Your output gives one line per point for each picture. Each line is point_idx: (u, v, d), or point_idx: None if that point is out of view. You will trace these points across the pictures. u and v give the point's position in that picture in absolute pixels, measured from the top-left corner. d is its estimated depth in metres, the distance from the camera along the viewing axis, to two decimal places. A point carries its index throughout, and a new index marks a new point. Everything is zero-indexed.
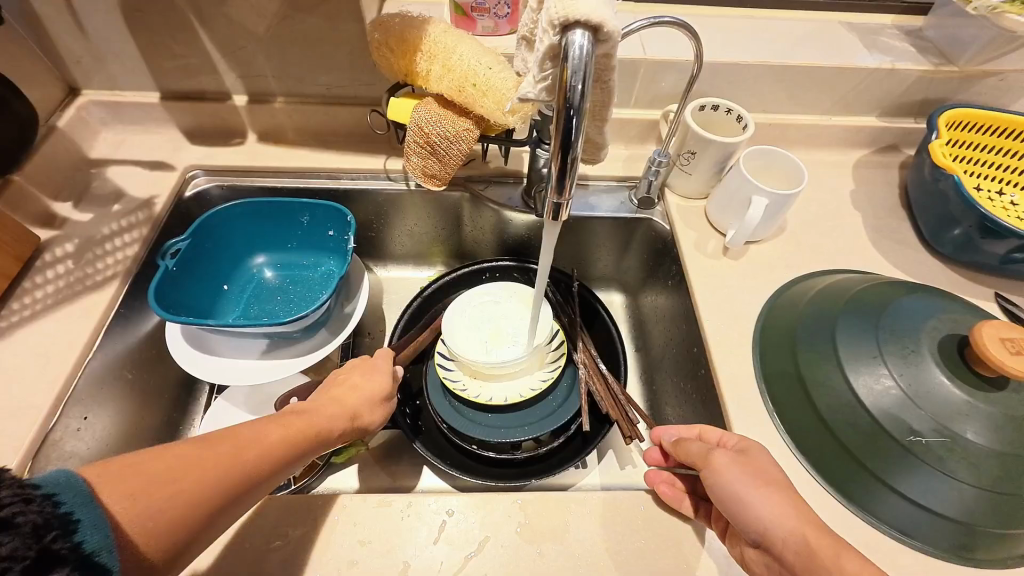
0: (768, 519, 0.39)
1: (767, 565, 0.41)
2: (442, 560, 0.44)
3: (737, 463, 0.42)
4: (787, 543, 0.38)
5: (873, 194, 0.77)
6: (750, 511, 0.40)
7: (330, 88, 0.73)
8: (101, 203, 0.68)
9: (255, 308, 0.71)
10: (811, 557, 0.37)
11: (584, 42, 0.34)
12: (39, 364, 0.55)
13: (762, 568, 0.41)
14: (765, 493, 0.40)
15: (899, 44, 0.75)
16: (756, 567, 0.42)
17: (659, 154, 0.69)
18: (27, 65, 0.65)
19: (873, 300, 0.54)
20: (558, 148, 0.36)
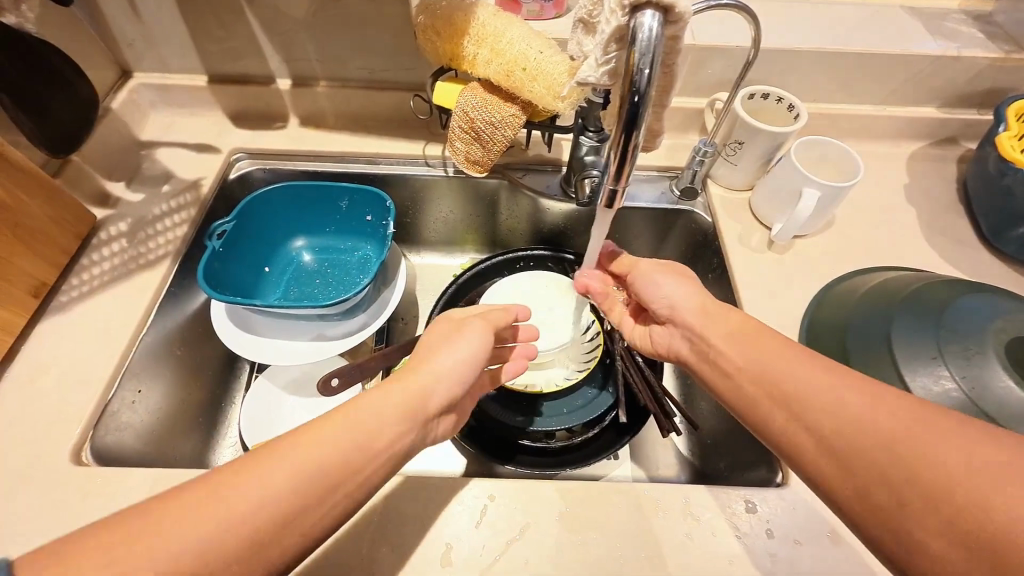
0: (679, 294, 0.50)
1: (667, 334, 0.52)
2: (485, 544, 0.45)
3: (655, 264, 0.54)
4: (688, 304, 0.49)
5: (929, 190, 0.74)
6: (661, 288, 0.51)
7: (372, 72, 0.73)
8: (151, 184, 0.70)
9: (295, 290, 0.73)
10: (705, 312, 0.47)
11: (653, 23, 0.32)
12: (98, 338, 0.57)
13: (664, 337, 0.52)
14: (676, 283, 0.51)
15: (966, 29, 0.71)
16: (659, 338, 0.53)
17: (704, 144, 0.67)
18: (85, 47, 0.67)
19: (931, 298, 0.52)
20: (620, 133, 0.36)
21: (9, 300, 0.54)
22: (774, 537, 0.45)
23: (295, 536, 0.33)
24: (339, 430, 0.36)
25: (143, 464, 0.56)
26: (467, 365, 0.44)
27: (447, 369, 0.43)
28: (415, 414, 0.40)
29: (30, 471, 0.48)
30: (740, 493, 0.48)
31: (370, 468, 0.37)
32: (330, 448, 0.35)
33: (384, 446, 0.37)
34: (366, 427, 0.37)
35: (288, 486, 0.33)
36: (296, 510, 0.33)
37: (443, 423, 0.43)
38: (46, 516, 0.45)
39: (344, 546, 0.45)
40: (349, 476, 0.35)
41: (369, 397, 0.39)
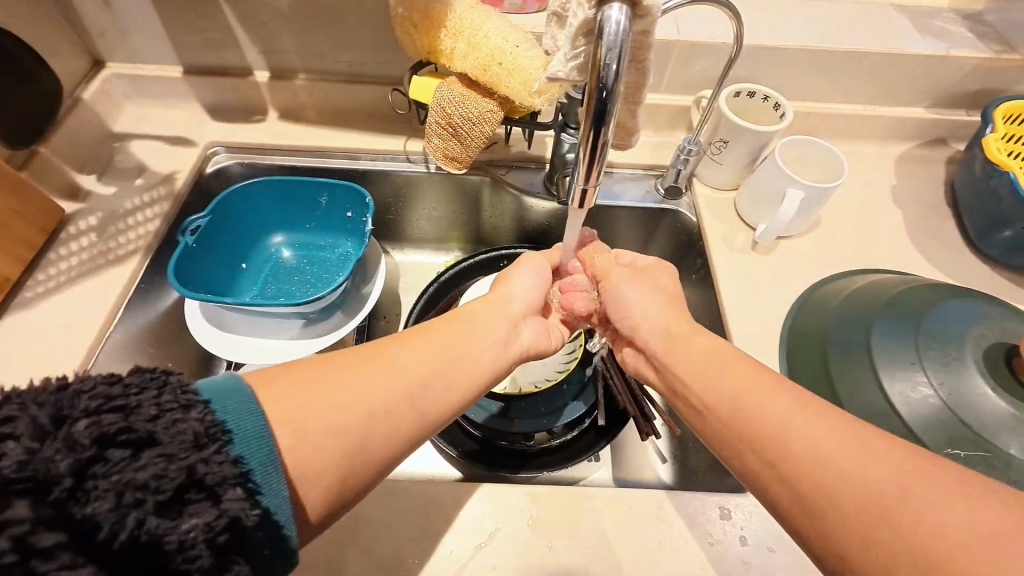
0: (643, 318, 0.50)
1: (635, 359, 0.51)
2: (454, 551, 0.44)
3: (627, 281, 0.53)
4: (652, 331, 0.48)
5: (917, 191, 0.73)
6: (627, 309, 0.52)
7: (352, 65, 0.72)
8: (124, 177, 0.69)
9: (273, 287, 0.72)
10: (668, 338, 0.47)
11: (621, 17, 0.31)
12: (64, 335, 0.56)
13: (631, 362, 0.52)
14: (647, 297, 0.51)
15: (955, 28, 0.70)
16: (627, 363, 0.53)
17: (689, 142, 0.66)
18: (53, 36, 0.65)
19: (912, 303, 0.51)
20: (588, 131, 0.35)
21: None
22: (747, 544, 0.45)
23: (436, 394, 0.40)
24: (452, 325, 0.45)
25: None
26: (537, 285, 0.55)
27: (524, 287, 0.54)
28: (506, 315, 0.50)
29: None
30: (715, 500, 0.47)
31: (483, 352, 0.45)
32: (449, 334, 0.44)
33: (490, 337, 0.46)
34: (474, 323, 0.46)
35: (424, 356, 0.41)
36: (435, 372, 0.40)
37: (530, 332, 0.51)
38: None
39: (311, 552, 0.44)
40: (468, 354, 0.43)
41: (467, 309, 0.49)
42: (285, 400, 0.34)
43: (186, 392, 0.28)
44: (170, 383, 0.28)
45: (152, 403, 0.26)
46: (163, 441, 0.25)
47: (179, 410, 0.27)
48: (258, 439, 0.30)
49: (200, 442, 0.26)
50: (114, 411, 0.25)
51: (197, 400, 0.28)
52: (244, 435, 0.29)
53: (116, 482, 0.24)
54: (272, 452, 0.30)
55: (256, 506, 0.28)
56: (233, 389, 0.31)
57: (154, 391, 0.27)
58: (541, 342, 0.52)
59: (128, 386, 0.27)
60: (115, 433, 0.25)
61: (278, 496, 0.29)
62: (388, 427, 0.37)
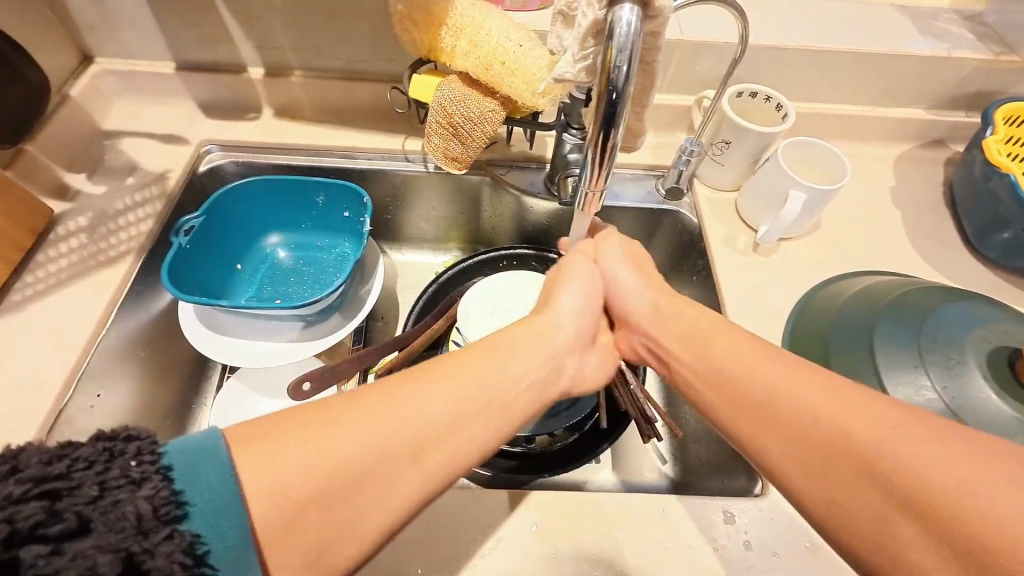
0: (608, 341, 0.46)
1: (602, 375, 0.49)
2: (458, 558, 0.43)
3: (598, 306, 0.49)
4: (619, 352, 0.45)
5: (916, 192, 0.73)
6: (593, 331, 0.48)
7: (350, 62, 0.70)
8: (115, 176, 0.67)
9: (269, 289, 0.70)
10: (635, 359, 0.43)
11: (632, 18, 0.30)
12: (54, 339, 0.54)
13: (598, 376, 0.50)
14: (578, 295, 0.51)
15: (956, 29, 0.70)
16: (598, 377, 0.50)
17: (690, 143, 0.66)
18: (40, 31, 0.63)
19: (914, 306, 0.51)
20: (597, 134, 0.34)
21: None
22: (752, 549, 0.45)
23: (449, 450, 0.36)
24: (482, 361, 0.41)
25: None
26: (584, 306, 0.51)
27: (570, 310, 0.50)
28: (548, 346, 0.45)
29: None
30: (719, 504, 0.47)
31: (511, 394, 0.41)
32: (479, 376, 0.40)
33: (521, 375, 0.42)
34: (510, 352, 0.43)
35: (445, 406, 0.37)
36: (452, 424, 0.36)
37: (575, 362, 0.47)
38: None
39: None
40: (496, 398, 0.39)
41: (506, 335, 0.45)
42: (275, 464, 0.31)
43: (138, 463, 0.28)
44: (121, 455, 0.28)
45: (94, 483, 0.26)
46: (98, 530, 0.25)
47: (125, 488, 0.27)
48: (218, 514, 0.28)
49: (144, 527, 0.26)
50: (49, 494, 0.26)
51: (153, 472, 0.28)
52: (200, 512, 0.28)
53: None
54: (238, 526, 0.28)
55: None
56: (201, 452, 0.29)
57: (100, 467, 0.27)
58: (586, 369, 0.49)
59: (76, 462, 0.27)
60: (50, 517, 0.25)
61: (243, 575, 0.28)
62: (388, 490, 0.33)
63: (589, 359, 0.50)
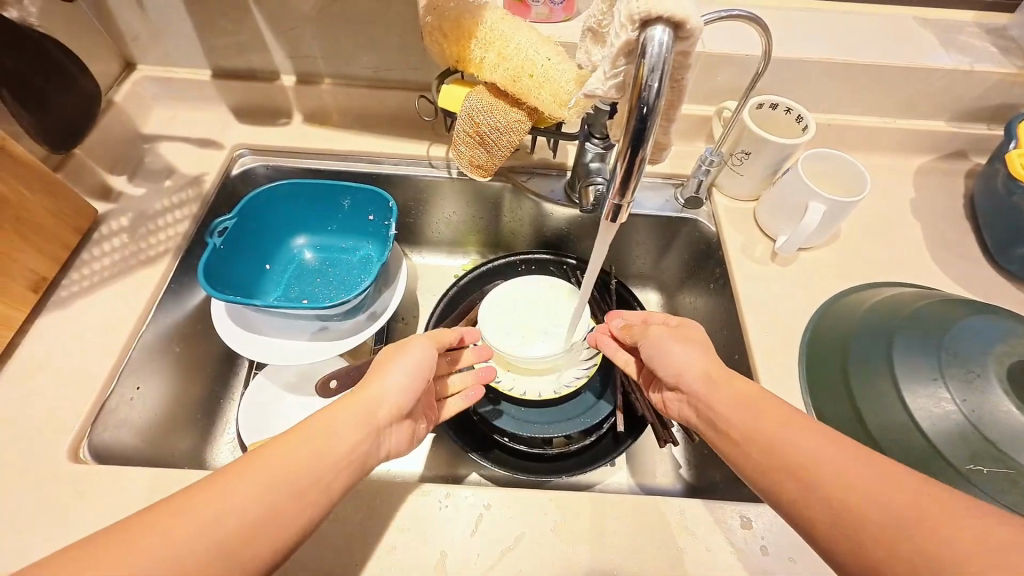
0: (686, 364, 0.48)
1: (678, 403, 0.50)
2: (481, 553, 0.45)
3: (668, 331, 0.52)
4: (695, 374, 0.47)
5: (935, 204, 0.73)
6: (670, 357, 0.49)
7: (377, 71, 0.73)
8: (154, 178, 0.70)
9: (296, 289, 0.73)
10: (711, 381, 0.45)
11: (664, 38, 0.32)
12: (97, 334, 0.57)
13: (674, 406, 0.50)
14: (689, 348, 0.49)
15: (979, 43, 0.70)
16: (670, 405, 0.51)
17: (710, 153, 0.66)
18: (88, 39, 0.66)
19: (935, 318, 0.51)
20: (627, 149, 0.36)
21: (9, 294, 0.54)
22: (768, 554, 0.45)
23: (259, 545, 0.35)
24: (295, 446, 0.40)
25: (139, 462, 0.56)
26: (416, 381, 0.48)
27: (395, 390, 0.47)
28: (368, 428, 0.44)
29: (24, 471, 0.48)
30: (735, 508, 0.48)
31: (330, 476, 0.40)
32: (286, 462, 0.38)
33: (337, 457, 0.41)
34: (320, 442, 0.41)
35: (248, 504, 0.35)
36: (261, 518, 0.35)
37: (392, 442, 0.46)
38: (42, 515, 0.45)
39: (336, 550, 0.45)
40: (314, 482, 0.39)
41: (319, 419, 0.43)
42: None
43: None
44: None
45: None
46: None
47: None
48: None
49: None
50: None
51: None
52: None
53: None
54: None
55: None
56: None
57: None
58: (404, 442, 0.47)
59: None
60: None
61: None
62: None
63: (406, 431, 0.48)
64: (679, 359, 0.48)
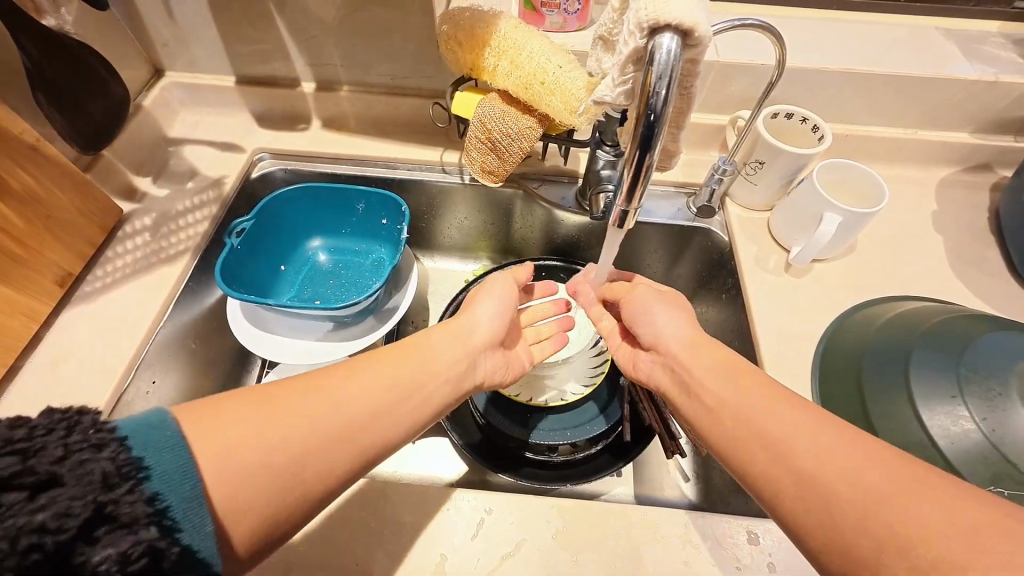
0: (668, 328, 0.49)
1: (650, 365, 0.50)
2: (481, 557, 0.45)
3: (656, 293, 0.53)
4: None
5: (959, 217, 0.71)
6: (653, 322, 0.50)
7: (394, 78, 0.74)
8: (177, 180, 0.73)
9: (309, 290, 0.74)
10: None
11: (672, 46, 0.32)
12: (116, 330, 0.59)
13: (646, 368, 0.51)
14: (671, 316, 0.50)
15: (1004, 54, 0.69)
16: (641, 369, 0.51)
17: (724, 162, 0.66)
18: (121, 48, 0.69)
19: (953, 333, 0.50)
20: (633, 155, 0.36)
21: (38, 289, 0.56)
22: (776, 572, 0.44)
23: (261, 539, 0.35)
24: (397, 361, 0.45)
25: None
26: (504, 313, 0.55)
27: (489, 318, 0.54)
28: (466, 351, 0.50)
29: None
30: (742, 523, 0.47)
31: (438, 384, 0.46)
32: (400, 367, 0.44)
33: (444, 368, 0.47)
34: (428, 354, 0.47)
35: (364, 392, 0.41)
36: None
37: (486, 366, 0.52)
38: None
39: (339, 548, 0.45)
40: (419, 389, 0.45)
41: (425, 339, 0.49)
42: (212, 437, 0.34)
43: (99, 430, 0.28)
44: (82, 422, 0.28)
45: (59, 444, 0.26)
46: (69, 483, 0.25)
47: (88, 449, 0.27)
48: (179, 476, 0.29)
49: (109, 482, 0.26)
50: (11, 455, 0.25)
51: (112, 439, 0.28)
52: (162, 473, 0.29)
53: (9, 528, 0.23)
54: (195, 485, 0.29)
55: (172, 544, 0.28)
56: (157, 422, 0.31)
57: (62, 432, 0.27)
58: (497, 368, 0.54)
59: (34, 428, 0.27)
60: (14, 476, 0.25)
61: (200, 532, 0.29)
62: None
63: (499, 360, 0.54)
64: (662, 322, 0.50)
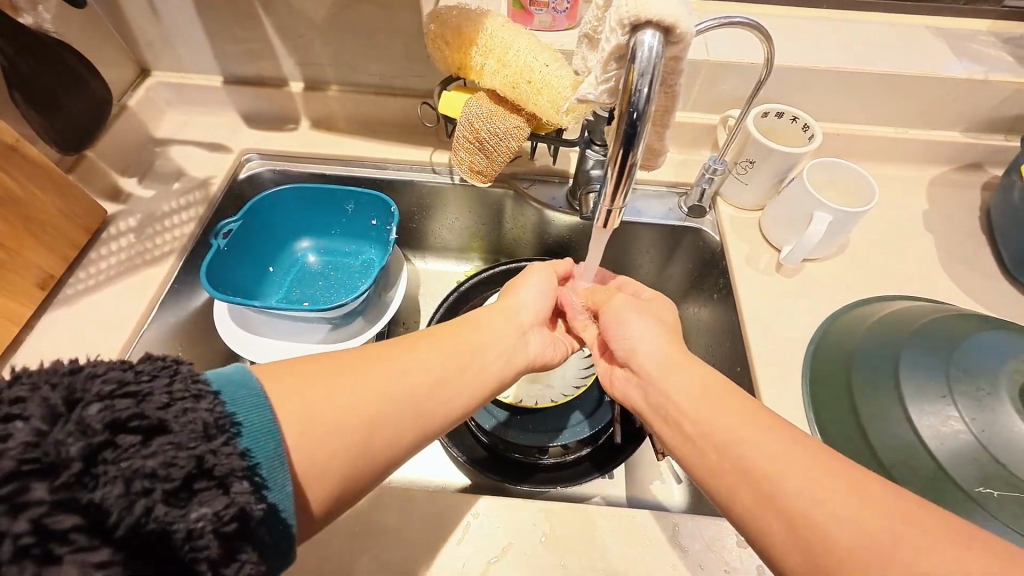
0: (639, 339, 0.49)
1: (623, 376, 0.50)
2: (466, 562, 0.44)
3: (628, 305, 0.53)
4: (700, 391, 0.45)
5: (950, 216, 0.71)
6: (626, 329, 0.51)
7: (383, 78, 0.73)
8: (163, 180, 0.72)
9: (298, 291, 0.73)
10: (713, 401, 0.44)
11: (654, 43, 0.31)
12: (98, 332, 0.58)
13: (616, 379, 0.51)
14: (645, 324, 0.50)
15: (994, 52, 0.69)
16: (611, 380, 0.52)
17: (714, 162, 0.66)
18: (105, 46, 0.68)
19: (943, 334, 0.49)
20: (616, 154, 0.35)
21: (18, 291, 0.55)
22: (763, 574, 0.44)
23: None
24: (452, 337, 0.45)
25: None
26: (547, 295, 0.57)
27: (533, 300, 0.55)
28: (515, 327, 0.51)
29: None
30: (732, 525, 0.46)
31: (496, 358, 0.47)
32: (456, 342, 0.45)
33: (501, 343, 0.48)
34: (483, 331, 0.48)
35: (426, 367, 0.41)
36: None
37: (537, 344, 0.53)
38: None
39: (323, 553, 0.45)
40: (474, 364, 0.44)
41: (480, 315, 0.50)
42: (285, 405, 0.33)
43: (197, 381, 0.28)
44: (181, 373, 0.28)
45: (163, 392, 0.27)
46: (175, 432, 0.25)
47: (190, 399, 0.27)
48: (264, 433, 0.30)
49: (209, 433, 0.26)
50: (126, 397, 0.25)
51: (208, 391, 0.28)
52: (250, 428, 0.30)
53: (124, 469, 0.23)
54: (278, 445, 0.30)
55: (260, 500, 0.28)
56: (241, 380, 0.31)
57: (165, 380, 0.27)
58: (547, 346, 0.54)
59: (140, 373, 0.27)
60: (127, 419, 0.25)
61: (282, 492, 0.29)
62: None
63: (548, 340, 0.55)
64: (636, 334, 0.49)
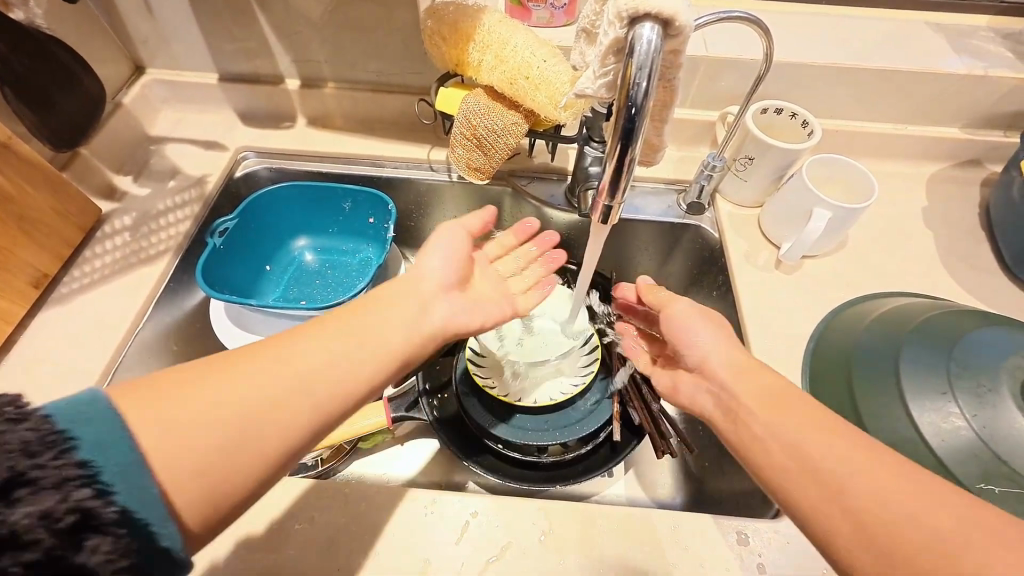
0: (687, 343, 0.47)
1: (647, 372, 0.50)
2: (465, 562, 0.44)
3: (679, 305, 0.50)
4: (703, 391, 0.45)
5: (950, 212, 0.71)
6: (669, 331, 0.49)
7: (380, 75, 0.73)
8: (158, 179, 0.71)
9: (295, 290, 0.73)
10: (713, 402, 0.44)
11: (653, 36, 0.31)
12: (93, 332, 0.58)
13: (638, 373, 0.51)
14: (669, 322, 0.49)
15: (993, 47, 0.69)
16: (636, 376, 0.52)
17: (713, 158, 0.66)
18: (99, 43, 0.68)
19: (943, 330, 0.49)
20: (615, 149, 0.35)
21: (11, 290, 0.55)
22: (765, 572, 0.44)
23: None
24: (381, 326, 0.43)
25: None
26: (455, 259, 0.50)
27: (438, 267, 0.49)
28: (415, 299, 0.46)
29: None
30: (734, 523, 0.46)
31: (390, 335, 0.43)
32: (358, 328, 0.42)
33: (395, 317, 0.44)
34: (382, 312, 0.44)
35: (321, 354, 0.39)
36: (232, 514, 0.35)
37: (444, 312, 0.47)
38: None
39: (320, 553, 0.44)
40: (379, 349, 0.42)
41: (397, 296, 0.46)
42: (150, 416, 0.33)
43: (18, 405, 0.27)
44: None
45: None
46: None
47: (5, 422, 0.26)
48: (114, 446, 0.29)
49: (28, 450, 0.26)
50: None
51: (32, 413, 0.27)
52: (92, 442, 0.29)
53: None
54: (130, 452, 0.29)
55: (110, 503, 0.28)
56: (87, 397, 0.30)
57: None
58: (460, 314, 0.49)
59: None
60: None
61: (144, 493, 0.29)
62: None
63: (460, 307, 0.49)
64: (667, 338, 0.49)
